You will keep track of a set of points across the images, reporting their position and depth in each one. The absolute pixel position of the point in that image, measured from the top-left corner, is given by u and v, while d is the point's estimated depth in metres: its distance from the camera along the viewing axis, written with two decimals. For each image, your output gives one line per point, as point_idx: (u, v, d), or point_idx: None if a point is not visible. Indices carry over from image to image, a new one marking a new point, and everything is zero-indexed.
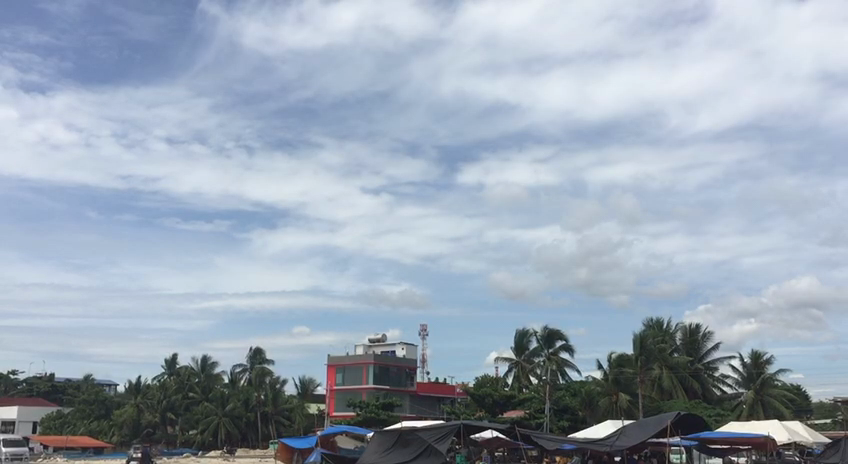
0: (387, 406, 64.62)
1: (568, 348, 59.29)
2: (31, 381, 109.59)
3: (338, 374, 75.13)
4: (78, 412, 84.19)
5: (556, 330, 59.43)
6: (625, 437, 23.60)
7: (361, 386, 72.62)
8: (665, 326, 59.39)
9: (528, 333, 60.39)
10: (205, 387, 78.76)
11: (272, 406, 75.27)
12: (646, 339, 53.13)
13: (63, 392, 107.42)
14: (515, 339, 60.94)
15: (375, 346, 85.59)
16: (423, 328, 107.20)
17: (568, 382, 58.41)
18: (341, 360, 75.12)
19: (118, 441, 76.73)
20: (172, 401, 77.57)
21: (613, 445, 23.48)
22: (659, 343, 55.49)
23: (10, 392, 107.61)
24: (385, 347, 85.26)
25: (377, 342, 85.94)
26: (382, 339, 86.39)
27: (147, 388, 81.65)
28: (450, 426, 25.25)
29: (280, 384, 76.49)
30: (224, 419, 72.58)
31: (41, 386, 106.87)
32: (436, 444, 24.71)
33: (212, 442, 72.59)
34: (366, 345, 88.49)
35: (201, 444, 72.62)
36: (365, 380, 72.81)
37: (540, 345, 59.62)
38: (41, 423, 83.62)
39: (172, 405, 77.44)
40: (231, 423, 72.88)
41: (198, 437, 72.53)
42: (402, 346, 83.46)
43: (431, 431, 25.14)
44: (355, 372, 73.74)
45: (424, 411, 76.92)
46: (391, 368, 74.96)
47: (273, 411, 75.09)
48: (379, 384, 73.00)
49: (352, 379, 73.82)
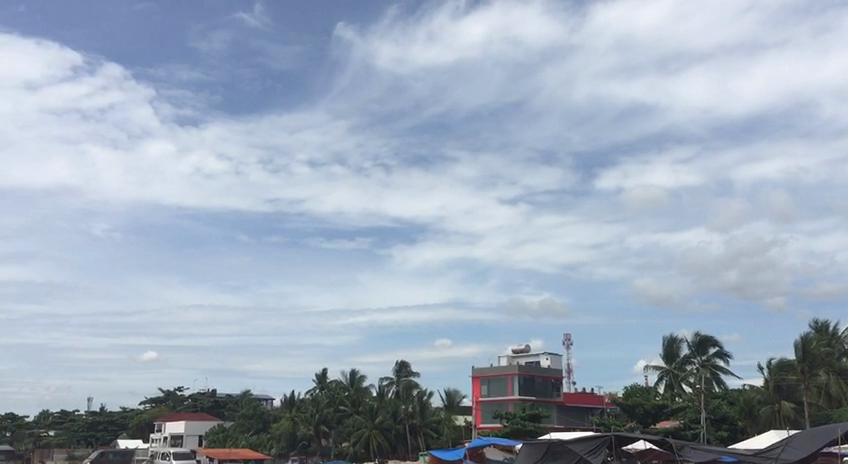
0: (535, 417, 64.16)
1: (722, 354, 56.82)
2: (195, 397, 116.81)
3: (483, 386, 75.36)
4: (239, 426, 88.91)
5: (708, 336, 57.06)
6: (791, 449, 22.40)
7: (507, 397, 72.55)
8: (832, 329, 55.72)
9: (678, 340, 58.37)
10: (354, 400, 80.92)
11: (420, 418, 76.36)
12: (809, 345, 50.12)
13: (224, 407, 113.62)
14: (664, 346, 59.11)
15: (519, 357, 85.37)
16: (567, 338, 106.28)
17: (725, 389, 55.98)
18: (485, 372, 75.40)
19: (277, 453, 80.61)
20: (324, 414, 80.41)
21: (779, 459, 22.29)
22: (824, 348, 52.10)
23: (177, 408, 115.09)
24: (529, 358, 84.80)
25: (521, 352, 85.55)
26: (526, 349, 85.99)
27: (301, 402, 85.34)
28: (601, 438, 24.85)
29: (427, 396, 77.66)
30: (374, 431, 74.57)
31: (205, 401, 113.38)
32: (587, 456, 24.33)
33: (364, 453, 74.63)
34: (510, 356, 88.33)
35: (353, 456, 74.80)
36: (511, 391, 72.65)
37: (691, 352, 57.43)
38: (207, 437, 88.75)
39: (325, 418, 80.21)
40: (381, 435, 74.72)
41: (351, 449, 74.76)
42: (546, 356, 82.75)
43: (581, 443, 24.74)
44: (500, 383, 73.73)
45: (572, 422, 75.78)
46: (536, 378, 74.35)
47: (422, 423, 76.24)
48: (526, 395, 72.56)
49: (497, 390, 73.87)
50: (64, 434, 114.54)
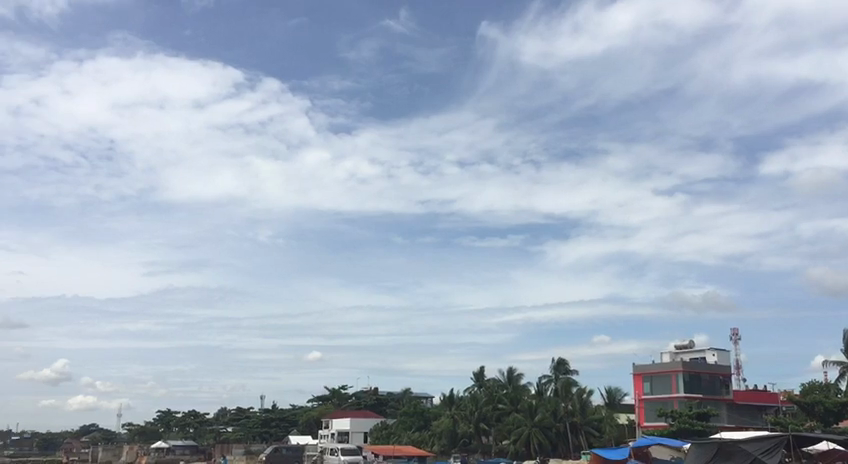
0: (703, 415, 61.56)
1: None
2: (359, 395, 120.84)
3: (646, 384, 73.17)
4: (401, 423, 90.99)
5: None
6: None
7: (672, 395, 70.05)
8: None
9: None
10: (512, 398, 80.86)
11: (580, 417, 75.12)
12: None
13: (386, 405, 116.74)
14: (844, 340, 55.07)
15: (682, 353, 82.24)
16: (734, 332, 101.23)
17: None
18: (648, 369, 73.13)
19: (439, 450, 81.93)
20: (484, 412, 80.93)
21: None
22: None
23: (343, 406, 119.47)
24: (693, 354, 81.48)
25: (685, 348, 82.33)
26: (690, 345, 82.70)
27: (460, 400, 86.37)
28: (777, 439, 23.53)
29: (586, 394, 76.38)
30: (534, 429, 74.21)
31: (368, 399, 117.07)
32: (762, 458, 23.10)
33: (525, 451, 74.43)
34: (673, 352, 85.21)
35: (514, 454, 74.75)
36: (676, 389, 70.10)
37: None
38: (371, 434, 91.46)
39: (484, 415, 80.71)
40: (542, 433, 74.23)
41: (511, 447, 74.75)
42: (712, 352, 79.20)
43: (755, 443, 23.50)
44: (664, 381, 71.33)
45: (744, 421, 72.09)
46: (703, 375, 71.31)
47: (582, 421, 74.97)
48: (692, 393, 69.77)
49: (661, 388, 71.52)
50: (241, 430, 121.87)
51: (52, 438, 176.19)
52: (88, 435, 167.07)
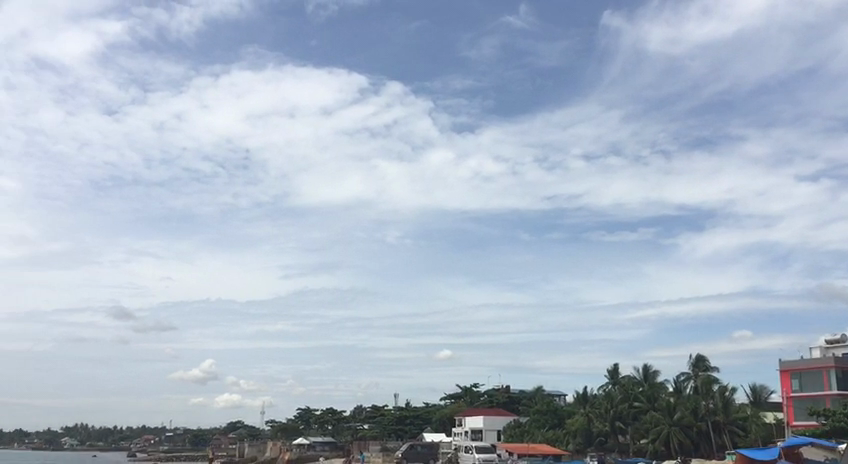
0: None
1: None
2: (491, 393, 120.86)
3: (795, 381, 69.21)
4: (535, 421, 90.18)
5: None
6: None
7: (824, 393, 65.96)
8: None
9: None
10: (649, 396, 78.53)
11: (723, 416, 71.87)
12: None
13: (519, 403, 116.13)
14: None
15: (834, 348, 77.28)
16: None
17: None
18: (796, 365, 69.21)
19: (574, 449, 80.64)
20: (620, 410, 79.07)
21: None
22: None
23: (475, 403, 119.82)
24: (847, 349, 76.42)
25: (837, 343, 77.35)
26: (842, 340, 77.59)
27: (594, 398, 84.84)
28: None
29: (729, 392, 73.20)
30: (674, 428, 71.76)
31: (500, 397, 116.89)
32: None
33: (664, 451, 72.05)
34: (823, 347, 80.22)
35: (654, 453, 72.53)
36: (828, 386, 65.94)
37: None
38: (505, 432, 91.17)
39: (620, 414, 78.81)
40: (682, 432, 71.71)
41: (650, 446, 72.59)
42: None
43: None
44: (815, 378, 67.25)
45: None
46: None
47: (726, 420, 71.80)
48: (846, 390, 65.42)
49: (811, 385, 67.48)
50: (377, 427, 124.58)
51: (202, 434, 186.26)
52: (235, 432, 175.73)
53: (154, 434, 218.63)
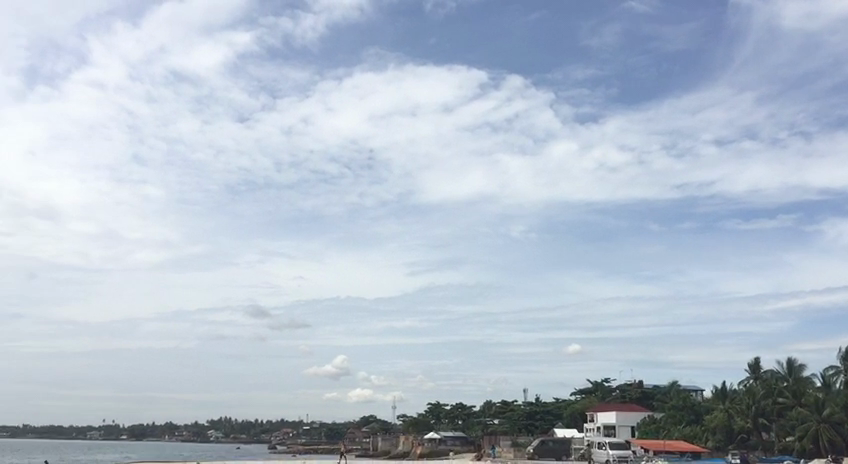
0: None
1: None
2: (623, 388, 118.05)
3: None
4: (670, 417, 87.23)
5: None
6: None
7: None
8: None
9: None
10: (795, 392, 74.40)
11: None
12: None
13: (653, 399, 112.80)
14: None
15: None
16: None
17: None
18: None
19: (713, 446, 77.42)
20: (762, 406, 75.33)
21: None
22: None
23: (607, 399, 117.35)
24: None
25: None
26: None
27: (734, 393, 81.23)
28: None
29: None
30: (823, 425, 67.61)
31: (633, 393, 113.97)
32: None
33: (813, 449, 68.03)
34: None
35: (801, 452, 68.61)
36: None
37: None
38: (639, 428, 88.76)
39: (763, 410, 75.05)
40: (832, 430, 67.44)
41: (797, 444, 68.71)
42: None
43: None
44: None
45: None
46: None
47: None
48: None
49: None
50: (507, 422, 124.27)
51: (337, 428, 191.69)
52: (368, 425, 180.05)
53: (292, 428, 227.04)
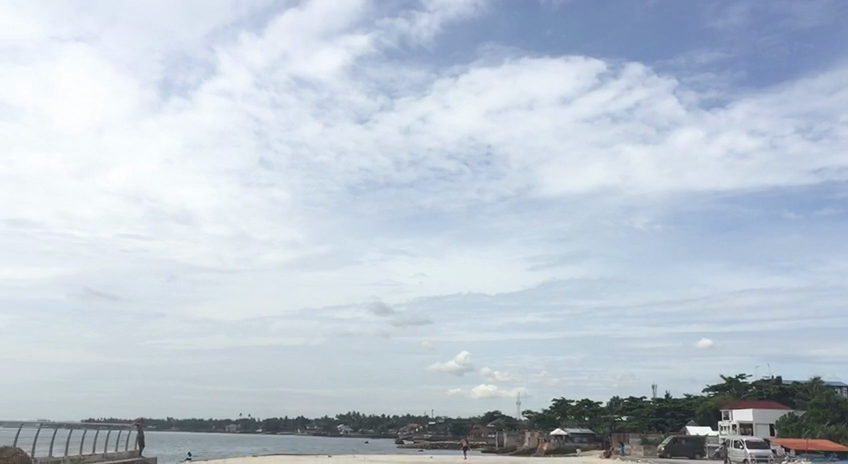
0: None
1: None
2: (760, 384, 112.69)
3: None
4: (814, 415, 82.37)
5: None
6: None
7: None
8: None
9: None
10: None
11: None
12: None
13: (793, 395, 107.02)
14: None
15: None
16: None
17: None
18: None
19: None
20: None
21: None
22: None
23: (742, 395, 112.41)
24: None
25: None
26: None
27: None
28: None
29: None
30: None
31: (771, 390, 108.59)
32: None
33: None
34: None
35: None
36: None
37: None
38: (779, 426, 84.42)
39: None
40: None
41: None
42: None
43: None
44: None
45: None
46: None
47: None
48: None
49: None
50: (637, 419, 121.22)
51: (463, 424, 192.53)
52: (494, 421, 180.08)
53: (418, 423, 230.18)
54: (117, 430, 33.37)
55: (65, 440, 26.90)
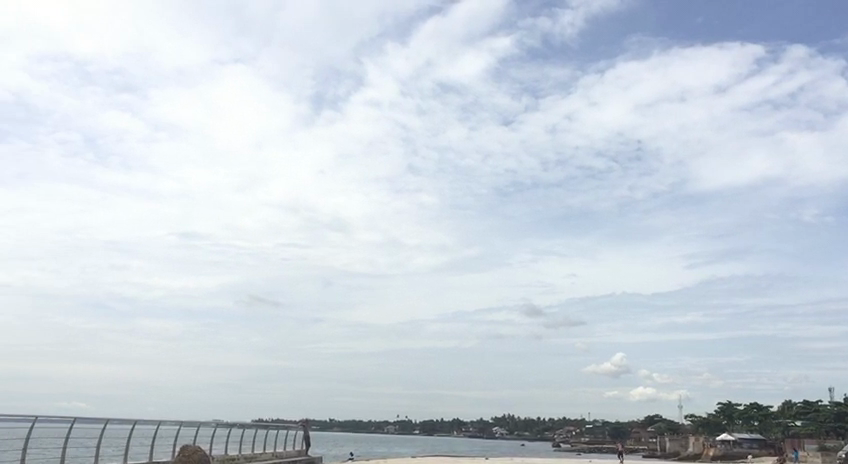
0: None
1: None
2: None
3: None
4: None
5: None
6: None
7: None
8: None
9: None
10: None
11: None
12: None
13: None
14: None
15: None
16: None
17: None
18: None
19: None
20: None
21: None
22: None
23: None
24: None
25: None
26: None
27: None
28: None
29: None
30: None
31: None
32: None
33: None
34: None
35: None
36: None
37: None
38: None
39: None
40: None
41: None
42: None
43: None
44: None
45: None
46: None
47: None
48: None
49: None
50: (813, 425, 113.13)
51: (622, 428, 187.25)
52: (655, 425, 174.00)
53: (575, 426, 226.50)
54: (284, 430, 34.74)
55: (238, 439, 28.20)
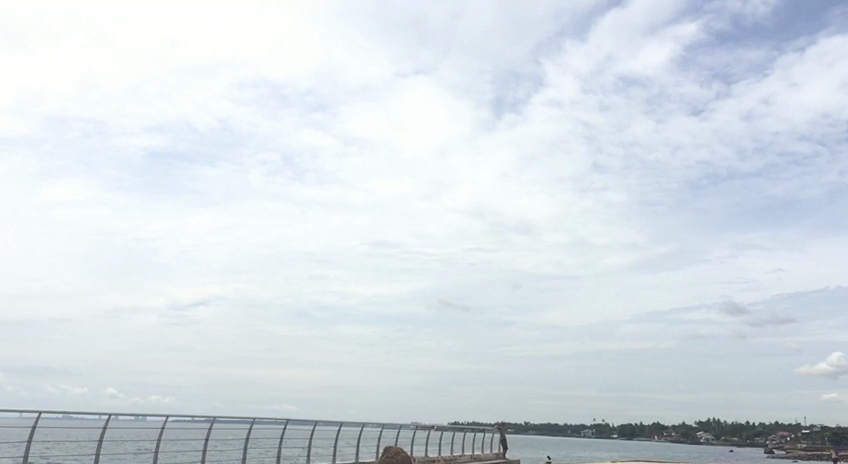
0: None
1: None
2: None
3: None
4: None
5: None
6: None
7: None
8: None
9: None
10: None
11: None
12: None
13: None
14: None
15: None
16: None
17: None
18: None
19: None
20: None
21: None
22: None
23: None
24: None
25: None
26: None
27: None
28: None
29: None
30: None
31: None
32: None
33: None
34: None
35: None
36: None
37: None
38: None
39: None
40: None
41: None
42: None
43: None
44: None
45: None
46: None
47: None
48: None
49: None
50: None
51: (845, 433, 171.81)
52: None
53: (789, 431, 210.95)
54: (481, 433, 34.81)
55: (438, 442, 28.60)
